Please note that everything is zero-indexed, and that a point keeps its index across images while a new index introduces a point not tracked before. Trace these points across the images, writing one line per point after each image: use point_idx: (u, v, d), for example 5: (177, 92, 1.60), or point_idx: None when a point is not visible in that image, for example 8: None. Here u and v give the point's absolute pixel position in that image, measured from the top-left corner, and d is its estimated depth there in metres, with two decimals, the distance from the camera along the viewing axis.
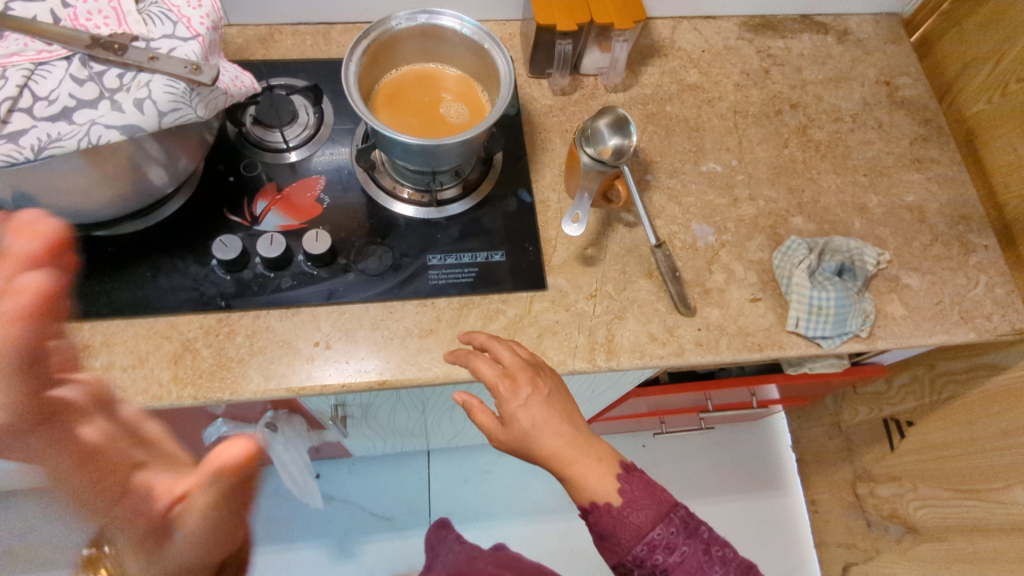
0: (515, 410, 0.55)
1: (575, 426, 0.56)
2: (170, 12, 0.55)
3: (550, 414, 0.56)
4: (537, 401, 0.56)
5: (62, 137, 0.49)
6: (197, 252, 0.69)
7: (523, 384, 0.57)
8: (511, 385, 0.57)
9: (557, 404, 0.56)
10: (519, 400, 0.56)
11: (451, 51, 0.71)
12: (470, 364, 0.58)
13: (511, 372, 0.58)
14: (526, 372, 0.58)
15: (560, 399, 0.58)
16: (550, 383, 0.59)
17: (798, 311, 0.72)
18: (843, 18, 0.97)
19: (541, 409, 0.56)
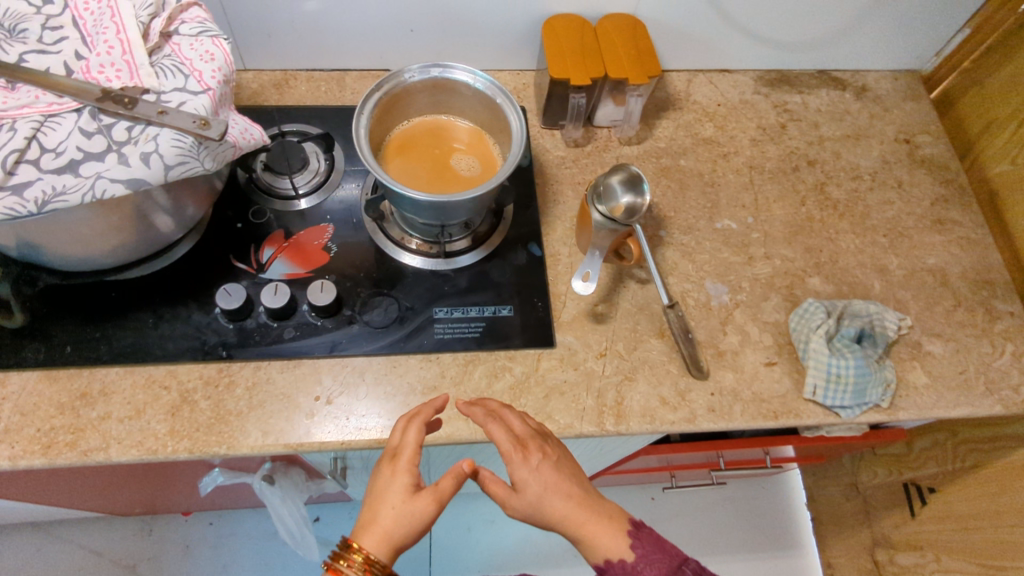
0: (528, 476, 0.55)
1: (585, 491, 0.56)
2: (182, 65, 0.54)
3: (561, 478, 0.56)
4: (548, 465, 0.56)
5: (67, 191, 0.49)
6: (201, 300, 0.68)
7: (534, 450, 0.56)
8: (524, 452, 0.56)
9: (566, 469, 0.57)
10: (531, 466, 0.56)
11: (463, 104, 0.70)
12: (485, 430, 0.57)
13: (523, 439, 0.57)
14: (536, 439, 0.58)
15: (566, 463, 0.58)
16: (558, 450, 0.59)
17: (816, 379, 0.70)
18: (862, 73, 0.96)
19: (552, 474, 0.56)
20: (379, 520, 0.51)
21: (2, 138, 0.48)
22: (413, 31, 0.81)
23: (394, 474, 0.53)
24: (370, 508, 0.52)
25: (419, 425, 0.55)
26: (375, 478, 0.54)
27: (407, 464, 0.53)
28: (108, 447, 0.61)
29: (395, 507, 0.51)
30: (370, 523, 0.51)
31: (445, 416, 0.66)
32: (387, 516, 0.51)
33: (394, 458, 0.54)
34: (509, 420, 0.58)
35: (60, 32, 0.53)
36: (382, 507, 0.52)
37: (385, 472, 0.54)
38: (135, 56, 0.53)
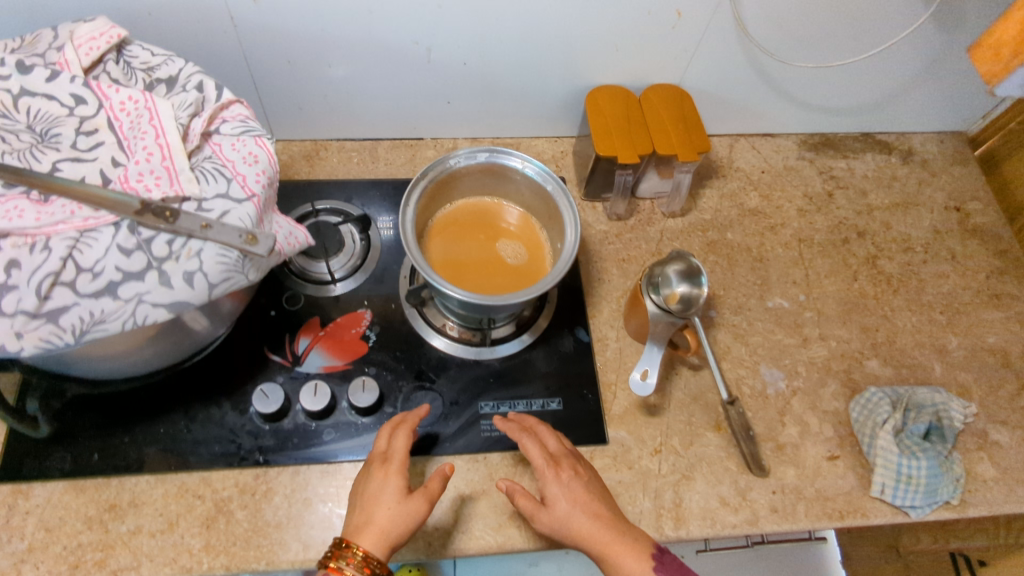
0: (557, 490, 0.57)
1: (611, 513, 0.57)
2: (225, 168, 0.50)
3: (590, 497, 0.58)
4: (579, 483, 0.58)
5: (106, 318, 0.45)
6: (234, 398, 0.64)
7: (566, 468, 0.59)
8: (556, 468, 0.59)
9: (596, 490, 0.59)
10: (561, 480, 0.58)
11: (510, 188, 0.67)
12: (520, 444, 0.60)
13: (557, 457, 0.60)
14: (569, 456, 0.61)
15: (598, 486, 0.60)
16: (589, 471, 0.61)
17: (884, 478, 0.66)
18: (906, 136, 0.93)
19: (582, 491, 0.58)
20: (373, 518, 0.53)
21: (36, 260, 0.45)
22: (450, 102, 0.78)
23: (385, 477, 0.56)
24: (364, 509, 0.54)
25: (406, 432, 0.59)
26: (365, 483, 0.56)
27: (393, 468, 0.56)
28: (139, 567, 0.56)
29: (387, 506, 0.54)
30: (363, 523, 0.53)
31: (496, 524, 0.62)
32: (382, 514, 0.53)
33: (383, 463, 0.57)
34: (544, 437, 0.62)
35: (96, 137, 0.49)
36: (375, 505, 0.54)
37: (376, 476, 0.56)
38: (175, 161, 0.49)
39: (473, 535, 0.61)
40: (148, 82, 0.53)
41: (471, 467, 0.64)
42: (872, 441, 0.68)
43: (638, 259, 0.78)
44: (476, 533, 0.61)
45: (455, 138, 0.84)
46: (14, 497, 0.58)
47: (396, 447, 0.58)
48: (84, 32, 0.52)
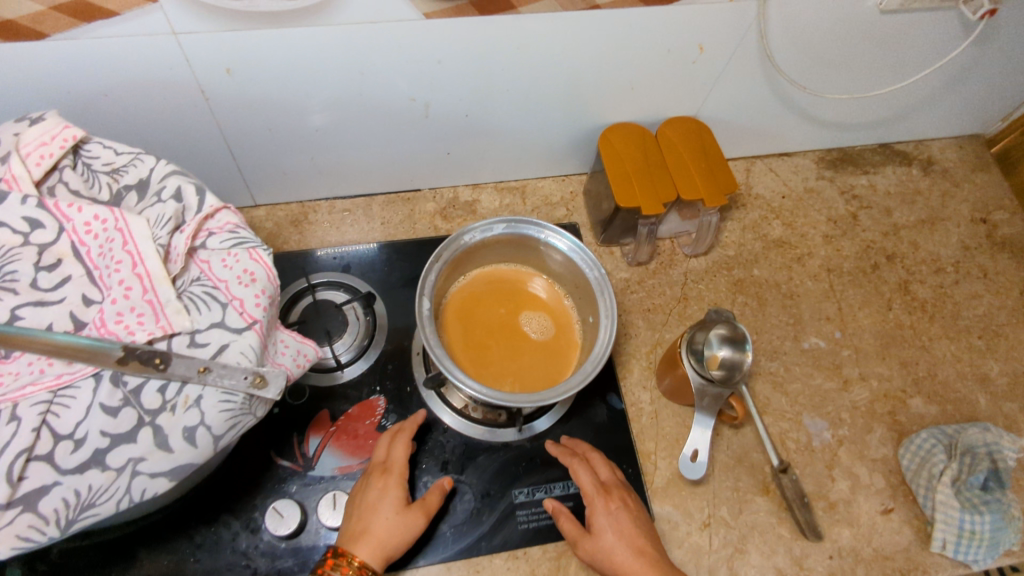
0: (603, 520, 0.54)
1: (657, 553, 0.53)
2: (216, 291, 0.43)
3: (637, 533, 0.54)
4: (626, 516, 0.55)
5: (96, 499, 0.38)
6: (244, 515, 0.58)
7: (615, 498, 0.56)
8: (605, 497, 0.56)
9: (644, 526, 0.55)
10: (609, 510, 0.55)
11: (529, 255, 0.61)
12: (570, 468, 0.58)
13: (607, 487, 0.57)
14: (621, 488, 0.57)
15: (649, 525, 0.56)
16: (642, 508, 0.57)
17: (945, 533, 0.62)
18: (925, 144, 0.88)
19: (629, 526, 0.54)
20: (371, 527, 0.51)
21: (3, 435, 0.37)
22: (450, 152, 0.71)
23: (384, 488, 0.54)
24: (365, 519, 0.52)
25: (404, 442, 0.57)
26: (362, 492, 0.54)
27: (391, 478, 0.54)
28: None
29: (383, 515, 0.52)
30: (362, 532, 0.51)
31: None
32: (381, 525, 0.51)
33: (380, 473, 0.55)
34: (597, 464, 0.59)
35: (60, 269, 0.42)
36: (373, 516, 0.52)
37: (375, 486, 0.54)
38: (158, 292, 0.42)
39: None
40: (116, 191, 0.45)
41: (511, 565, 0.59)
42: (928, 493, 0.64)
43: (664, 307, 0.73)
44: None
45: (455, 186, 0.77)
46: None
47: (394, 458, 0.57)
48: (30, 136, 0.44)
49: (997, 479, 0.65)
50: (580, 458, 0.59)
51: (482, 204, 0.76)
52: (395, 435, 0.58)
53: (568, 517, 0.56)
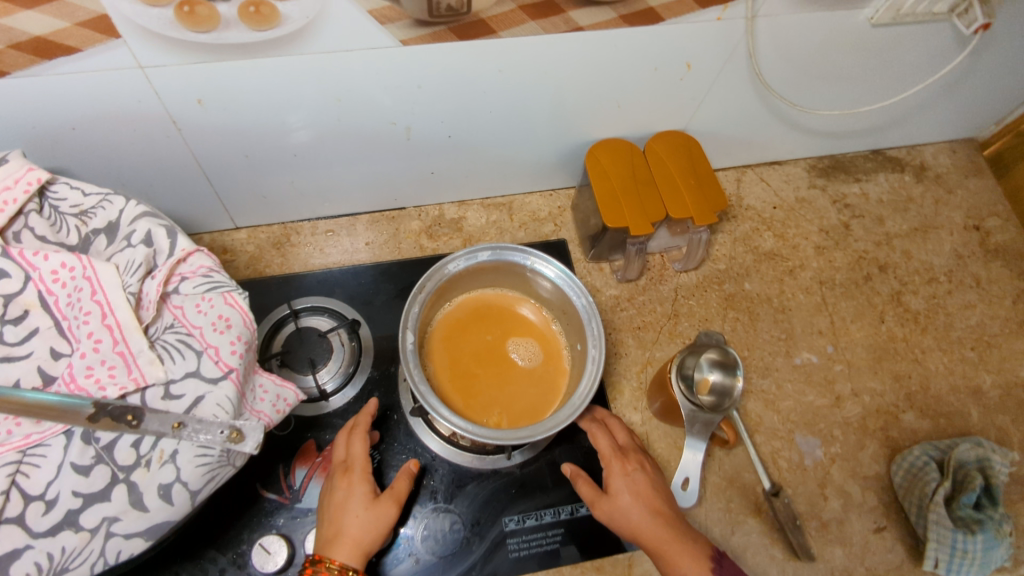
0: (619, 482, 0.55)
1: (672, 513, 0.53)
2: (191, 338, 0.42)
3: (653, 493, 0.54)
4: (643, 476, 0.55)
5: (68, 563, 0.37)
6: (230, 550, 0.57)
7: (632, 461, 0.57)
8: (622, 461, 0.57)
9: (659, 487, 0.55)
10: (627, 473, 0.56)
11: (516, 280, 0.60)
12: (590, 435, 0.59)
13: (624, 452, 0.58)
14: (638, 452, 0.58)
15: (666, 487, 0.56)
16: (660, 473, 0.57)
17: (937, 553, 0.61)
18: (917, 150, 0.87)
19: (645, 486, 0.54)
20: (343, 529, 0.50)
21: None
22: (434, 171, 0.70)
23: (349, 487, 0.53)
24: (336, 521, 0.51)
25: (359, 433, 0.56)
26: (328, 494, 0.53)
27: (353, 475, 0.54)
28: None
29: (352, 513, 0.51)
30: (337, 534, 0.50)
31: None
32: (353, 524, 0.51)
33: (342, 472, 0.54)
34: (617, 433, 0.60)
35: (27, 322, 0.40)
36: (344, 516, 0.51)
37: (340, 487, 0.53)
38: (129, 344, 0.40)
39: None
40: (85, 234, 0.44)
41: None
42: (921, 512, 0.64)
43: (655, 325, 0.72)
44: None
45: (441, 203, 0.76)
46: None
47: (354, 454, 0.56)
48: None
49: (989, 495, 0.64)
50: (600, 427, 0.60)
51: (468, 221, 0.75)
52: (351, 431, 0.57)
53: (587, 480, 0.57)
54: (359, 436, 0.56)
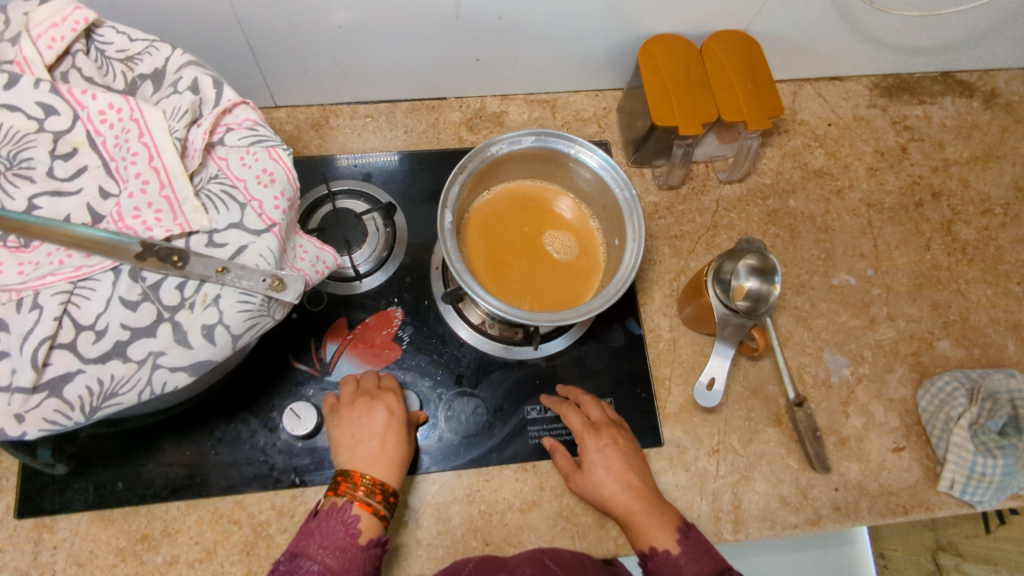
0: (594, 457, 0.56)
1: (645, 485, 0.55)
2: (235, 190, 0.42)
3: (626, 466, 0.56)
4: (615, 451, 0.57)
5: (118, 390, 0.39)
6: (263, 413, 0.59)
7: (606, 435, 0.58)
8: (595, 434, 0.57)
9: (634, 462, 0.57)
10: (600, 447, 0.57)
11: (557, 172, 0.58)
12: (561, 411, 0.60)
13: (597, 425, 0.59)
14: (611, 426, 0.59)
15: (638, 457, 0.58)
16: (632, 443, 0.59)
17: (955, 474, 0.63)
18: (991, 74, 0.81)
19: (618, 461, 0.56)
20: (389, 450, 0.53)
21: (26, 321, 0.38)
22: (478, 58, 0.67)
23: (392, 410, 0.55)
24: (376, 440, 0.53)
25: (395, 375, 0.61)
26: (365, 411, 0.55)
27: (395, 400, 0.57)
28: None
29: (397, 435, 0.54)
30: (379, 454, 0.52)
31: (549, 537, 0.59)
32: (398, 447, 0.54)
33: (382, 395, 0.57)
34: (588, 406, 0.60)
35: (76, 159, 0.41)
36: (386, 436, 0.54)
37: (382, 408, 0.55)
38: (175, 189, 0.41)
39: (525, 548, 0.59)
40: (130, 80, 0.44)
41: (521, 477, 0.61)
42: (943, 435, 0.64)
43: (692, 234, 0.70)
44: (529, 546, 0.59)
45: (482, 95, 0.73)
46: (39, 531, 0.55)
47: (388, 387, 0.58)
48: (40, 16, 0.42)
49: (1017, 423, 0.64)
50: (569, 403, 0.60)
51: (509, 116, 0.73)
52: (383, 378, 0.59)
53: (562, 454, 0.59)
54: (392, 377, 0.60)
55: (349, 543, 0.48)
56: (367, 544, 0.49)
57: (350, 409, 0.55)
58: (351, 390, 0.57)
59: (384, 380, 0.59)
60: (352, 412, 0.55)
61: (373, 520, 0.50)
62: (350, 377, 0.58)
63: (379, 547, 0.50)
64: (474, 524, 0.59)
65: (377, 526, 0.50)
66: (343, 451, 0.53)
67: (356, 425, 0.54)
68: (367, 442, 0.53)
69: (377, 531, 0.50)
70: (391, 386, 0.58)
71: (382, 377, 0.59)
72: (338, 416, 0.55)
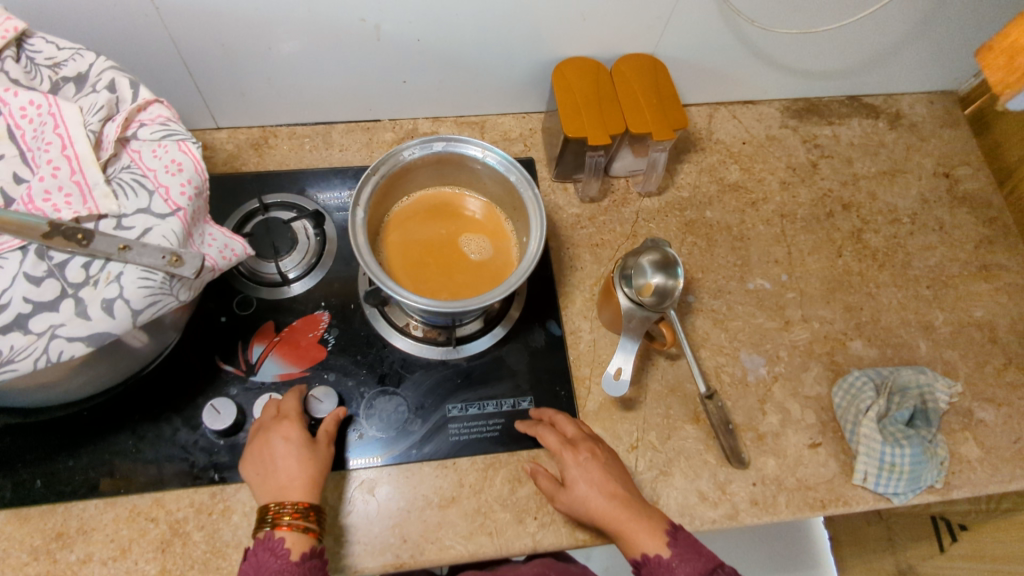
0: (574, 472, 0.56)
1: (629, 492, 0.56)
2: (145, 179, 0.45)
3: (607, 475, 0.56)
4: (595, 464, 0.57)
5: (15, 357, 0.41)
6: (186, 412, 0.61)
7: (584, 449, 0.58)
8: (572, 450, 0.58)
9: (614, 471, 0.57)
10: (578, 462, 0.57)
11: (471, 177, 0.62)
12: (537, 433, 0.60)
13: (574, 441, 0.59)
14: (588, 440, 0.59)
15: (617, 466, 0.58)
16: (610, 453, 0.59)
17: (867, 466, 0.64)
18: (895, 98, 0.88)
19: (599, 472, 0.56)
20: (296, 474, 0.53)
21: None
22: (407, 80, 0.72)
23: (288, 435, 0.55)
24: (281, 469, 0.54)
25: (297, 394, 0.60)
26: (263, 448, 0.55)
27: (291, 425, 0.56)
28: None
29: (299, 456, 0.54)
30: (288, 481, 0.53)
31: (466, 532, 0.60)
32: (303, 467, 0.54)
33: (277, 424, 0.57)
34: (562, 424, 0.61)
35: None
36: (289, 462, 0.54)
37: (278, 437, 0.55)
38: (86, 175, 0.44)
39: (442, 545, 0.59)
40: (54, 81, 0.48)
41: (437, 474, 0.62)
42: (855, 428, 0.66)
43: (613, 243, 0.74)
44: (446, 542, 0.59)
45: (415, 118, 0.78)
46: None
47: (287, 409, 0.58)
48: None
49: (925, 417, 0.68)
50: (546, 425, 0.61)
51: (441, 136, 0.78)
52: (285, 398, 0.60)
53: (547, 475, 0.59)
54: (293, 394, 0.60)
55: (282, 564, 0.49)
56: (300, 558, 0.50)
57: (252, 449, 0.55)
58: (252, 428, 0.57)
59: (283, 403, 0.59)
60: (254, 452, 0.55)
61: (299, 535, 0.51)
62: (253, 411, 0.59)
63: (316, 558, 0.51)
64: (391, 521, 0.60)
65: (306, 539, 0.51)
66: (257, 491, 0.53)
67: (262, 462, 0.54)
68: (274, 477, 0.53)
69: (310, 543, 0.51)
70: (290, 408, 0.58)
71: (282, 401, 0.59)
72: (244, 459, 0.55)
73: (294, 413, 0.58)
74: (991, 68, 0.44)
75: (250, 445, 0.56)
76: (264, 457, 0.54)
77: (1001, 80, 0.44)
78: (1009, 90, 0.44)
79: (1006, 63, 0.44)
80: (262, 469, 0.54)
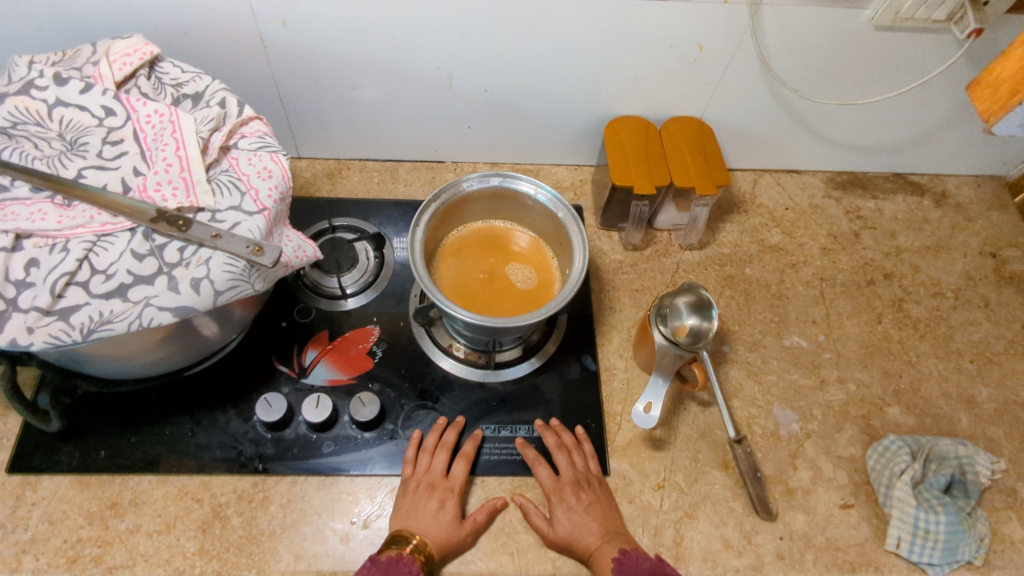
0: (560, 514, 0.60)
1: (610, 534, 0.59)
2: (240, 181, 0.53)
3: (590, 519, 0.60)
4: (580, 508, 0.61)
5: (113, 318, 0.47)
6: (240, 404, 0.65)
7: (570, 493, 0.62)
8: (560, 494, 0.61)
9: (598, 513, 0.61)
10: (565, 505, 0.61)
11: (522, 212, 0.67)
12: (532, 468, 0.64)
13: (563, 480, 0.62)
14: (578, 481, 0.62)
15: (602, 505, 0.62)
16: (597, 492, 0.62)
17: (900, 531, 0.63)
18: (941, 178, 0.90)
19: (582, 517, 0.60)
20: (435, 531, 0.58)
21: (54, 260, 0.47)
22: (471, 127, 0.79)
23: (445, 503, 0.60)
24: (425, 519, 0.58)
25: (464, 466, 0.63)
26: (423, 498, 0.60)
27: (453, 497, 0.61)
28: (134, 565, 0.57)
29: (443, 524, 0.59)
30: (424, 530, 0.58)
31: (488, 549, 0.61)
32: (440, 531, 0.58)
33: (442, 487, 0.61)
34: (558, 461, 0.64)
35: (121, 146, 0.52)
36: (433, 522, 0.58)
37: (437, 496, 0.60)
38: (192, 173, 0.52)
39: (463, 559, 0.60)
40: (175, 97, 0.56)
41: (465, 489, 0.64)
42: (888, 491, 0.65)
43: (652, 289, 0.77)
44: (468, 559, 0.60)
45: (475, 162, 0.85)
46: (22, 488, 0.59)
47: (454, 476, 0.62)
48: (119, 48, 0.55)
49: (962, 487, 0.66)
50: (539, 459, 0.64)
51: None
52: (454, 460, 0.63)
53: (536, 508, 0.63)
54: (463, 471, 0.63)
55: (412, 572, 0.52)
56: None
57: (405, 494, 0.60)
58: (416, 471, 0.62)
59: (455, 470, 0.62)
60: (407, 495, 0.60)
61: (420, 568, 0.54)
62: (425, 450, 0.63)
63: None
64: None
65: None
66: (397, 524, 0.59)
67: (406, 509, 0.59)
68: (416, 525, 0.58)
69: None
70: (457, 481, 0.62)
71: (444, 430, 0.65)
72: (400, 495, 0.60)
73: (456, 487, 0.62)
74: (976, 98, 0.47)
75: (405, 486, 0.61)
76: (413, 507, 0.59)
77: (988, 111, 0.47)
78: (993, 117, 0.46)
79: (992, 94, 0.46)
80: (407, 512, 0.59)
